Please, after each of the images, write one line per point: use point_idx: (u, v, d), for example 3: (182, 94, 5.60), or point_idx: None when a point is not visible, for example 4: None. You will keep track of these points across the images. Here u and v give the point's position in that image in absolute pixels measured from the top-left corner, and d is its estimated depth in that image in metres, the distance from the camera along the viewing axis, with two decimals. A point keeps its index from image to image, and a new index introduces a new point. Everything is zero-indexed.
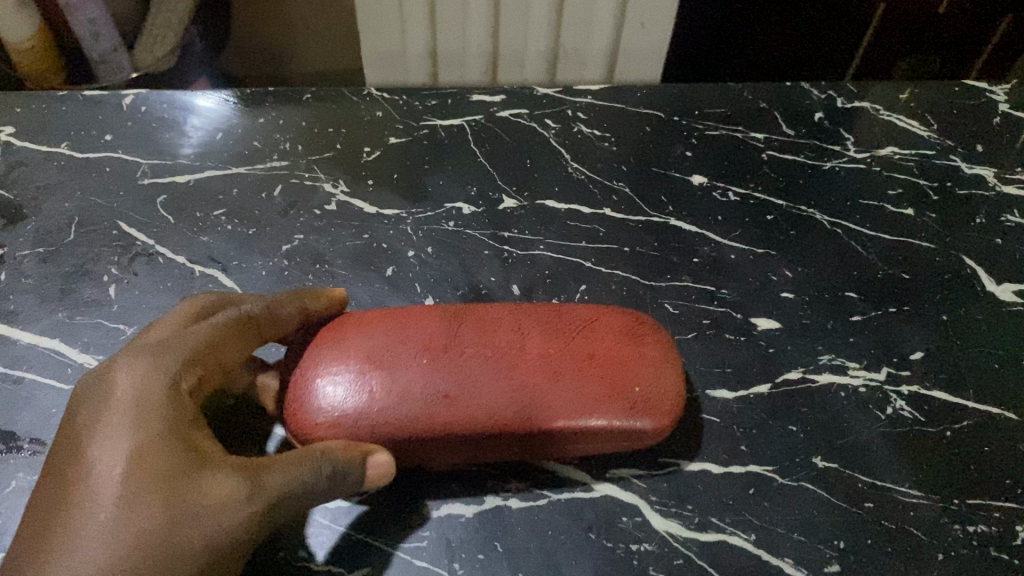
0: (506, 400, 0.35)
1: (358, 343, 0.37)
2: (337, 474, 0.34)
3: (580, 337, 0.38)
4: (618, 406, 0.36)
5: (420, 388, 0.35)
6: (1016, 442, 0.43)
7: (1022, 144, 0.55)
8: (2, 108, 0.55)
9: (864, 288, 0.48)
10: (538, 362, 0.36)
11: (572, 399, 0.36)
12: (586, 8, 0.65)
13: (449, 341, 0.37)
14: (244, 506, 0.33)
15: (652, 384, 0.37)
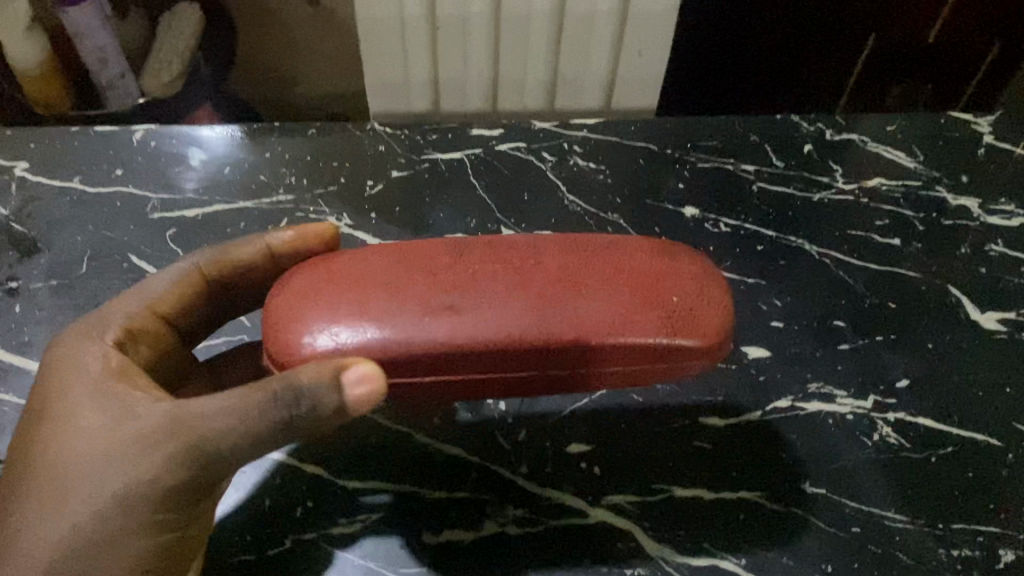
0: (520, 314, 0.33)
1: (354, 266, 0.35)
2: (277, 403, 0.33)
3: (603, 253, 0.35)
4: (649, 319, 0.33)
5: (439, 302, 0.33)
6: (999, 468, 0.44)
7: (1005, 175, 0.57)
8: (16, 144, 0.57)
9: (852, 317, 0.50)
10: (556, 276, 0.34)
11: (597, 313, 0.33)
12: (585, 36, 0.67)
13: (456, 261, 0.35)
14: (166, 444, 0.35)
15: (688, 294, 0.34)
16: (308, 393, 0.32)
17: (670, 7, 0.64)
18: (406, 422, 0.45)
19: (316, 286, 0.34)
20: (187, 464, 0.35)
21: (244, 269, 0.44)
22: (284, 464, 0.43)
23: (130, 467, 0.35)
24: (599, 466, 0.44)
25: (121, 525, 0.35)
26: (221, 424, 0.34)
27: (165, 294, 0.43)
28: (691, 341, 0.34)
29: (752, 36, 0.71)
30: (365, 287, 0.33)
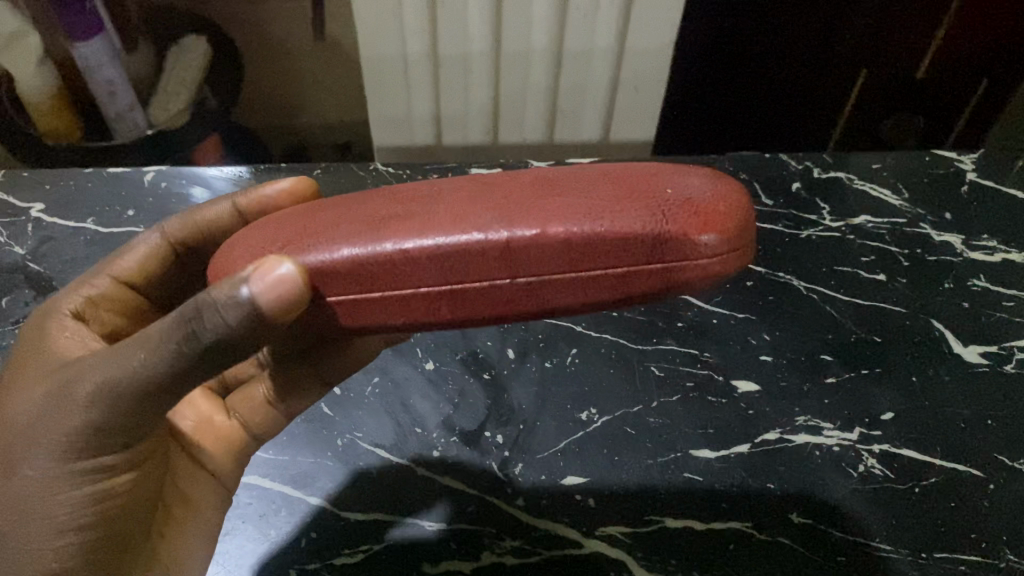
0: (478, 214, 0.28)
1: (320, 208, 0.32)
2: (180, 327, 0.32)
3: (602, 167, 0.30)
4: (638, 209, 0.27)
5: (388, 215, 0.29)
6: (980, 498, 0.46)
7: (986, 212, 0.60)
8: (33, 188, 0.60)
9: (839, 351, 0.52)
10: (534, 183, 0.29)
11: (567, 205, 0.27)
12: (583, 73, 0.69)
13: (429, 188, 0.31)
14: (80, 390, 0.35)
15: (689, 186, 0.28)
16: (212, 303, 0.31)
17: (665, 44, 0.66)
18: (407, 456, 0.47)
19: (276, 225, 0.32)
20: (100, 405, 0.35)
21: (205, 231, 0.47)
22: (290, 497, 0.45)
23: (53, 420, 0.36)
24: (593, 497, 0.45)
25: (52, 474, 0.36)
26: (126, 359, 0.34)
27: (133, 262, 0.47)
28: (690, 231, 0.26)
29: (746, 71, 0.73)
30: (315, 219, 0.31)
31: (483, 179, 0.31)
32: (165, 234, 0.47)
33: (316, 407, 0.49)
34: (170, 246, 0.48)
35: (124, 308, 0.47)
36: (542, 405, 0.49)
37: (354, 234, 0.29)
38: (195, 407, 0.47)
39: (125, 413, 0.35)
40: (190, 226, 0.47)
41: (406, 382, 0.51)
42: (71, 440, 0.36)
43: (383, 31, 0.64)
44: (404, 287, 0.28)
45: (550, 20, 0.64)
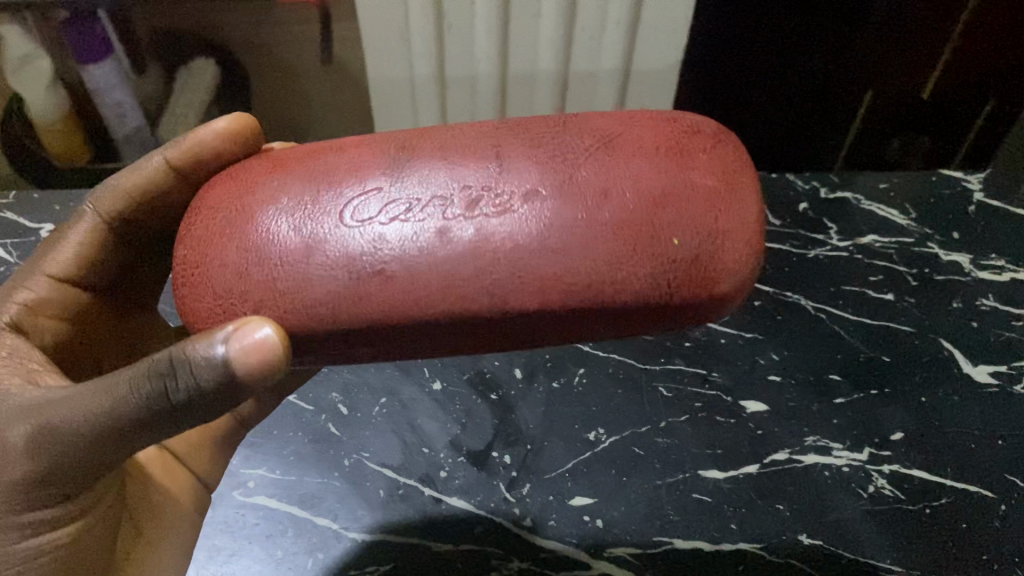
0: (493, 274, 0.28)
1: (262, 211, 0.30)
2: (156, 382, 0.31)
3: (588, 170, 0.30)
4: (655, 272, 0.28)
5: (372, 245, 0.28)
6: (991, 518, 0.46)
7: (994, 232, 0.60)
8: (43, 209, 0.60)
9: (847, 371, 0.51)
10: (526, 216, 0.29)
11: (571, 266, 0.28)
12: (590, 94, 0.69)
13: (396, 195, 0.30)
14: (20, 438, 0.32)
15: (699, 223, 0.29)
16: (187, 362, 0.30)
17: (670, 66, 0.66)
18: (415, 476, 0.47)
19: (216, 237, 0.30)
20: (46, 456, 0.32)
21: (138, 201, 0.42)
22: (297, 518, 0.45)
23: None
24: (601, 519, 0.45)
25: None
26: (82, 409, 0.32)
27: (71, 252, 0.41)
28: (693, 289, 0.29)
29: (752, 89, 0.73)
30: (268, 243, 0.29)
31: (459, 190, 0.29)
32: (98, 213, 0.42)
33: (323, 426, 0.49)
34: (108, 227, 0.42)
35: (67, 311, 0.41)
36: (550, 426, 0.49)
37: (332, 274, 0.28)
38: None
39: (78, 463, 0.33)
40: (121, 197, 0.41)
41: (413, 402, 0.50)
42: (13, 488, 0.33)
43: (390, 52, 0.64)
44: (419, 340, 0.30)
45: (557, 41, 0.64)
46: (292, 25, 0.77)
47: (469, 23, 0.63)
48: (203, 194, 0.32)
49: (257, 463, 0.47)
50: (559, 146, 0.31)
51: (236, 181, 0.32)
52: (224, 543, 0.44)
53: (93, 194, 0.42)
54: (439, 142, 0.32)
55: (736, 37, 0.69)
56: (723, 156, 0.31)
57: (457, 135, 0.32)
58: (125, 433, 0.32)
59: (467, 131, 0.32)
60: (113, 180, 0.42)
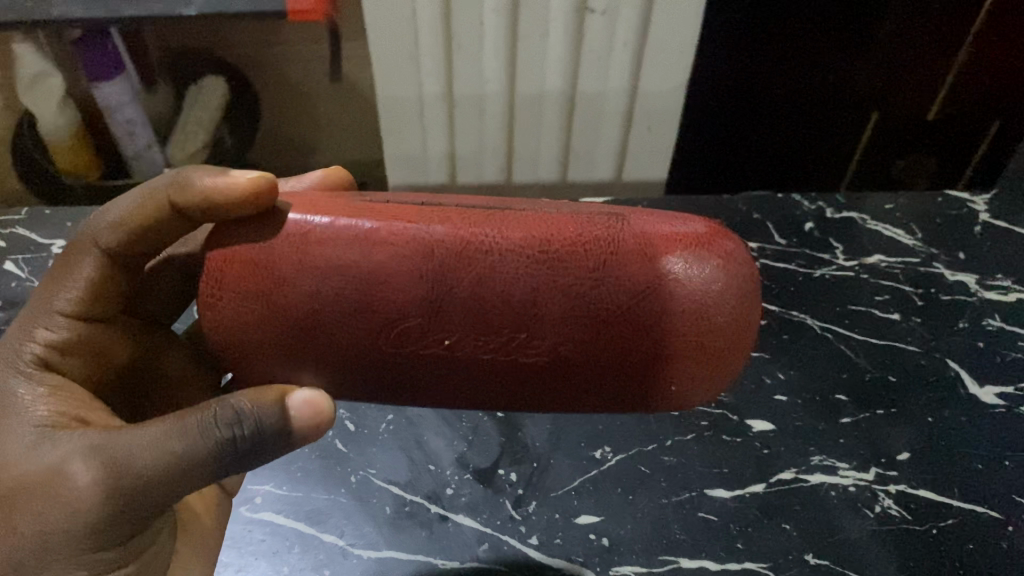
0: (490, 391, 0.33)
1: (307, 325, 0.31)
2: (219, 427, 0.33)
3: (613, 338, 0.31)
4: (628, 407, 0.34)
5: (400, 373, 0.32)
6: (1000, 540, 0.45)
7: (1001, 252, 0.60)
8: (55, 224, 0.61)
9: (854, 392, 0.51)
10: (545, 371, 0.31)
11: (563, 397, 0.33)
12: (597, 115, 0.69)
13: (431, 329, 0.31)
14: (91, 478, 0.32)
15: (685, 387, 0.32)
16: (253, 414, 0.33)
17: (677, 85, 0.66)
18: (421, 493, 0.47)
19: (254, 328, 0.31)
20: (116, 494, 0.32)
21: (138, 235, 0.39)
22: (304, 534, 0.45)
23: (52, 507, 0.32)
24: (607, 537, 0.45)
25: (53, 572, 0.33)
26: (147, 452, 0.32)
27: (83, 288, 0.39)
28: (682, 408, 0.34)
29: (755, 110, 0.73)
30: (315, 353, 0.32)
31: (495, 333, 0.31)
32: (99, 246, 0.39)
33: (330, 443, 0.49)
34: (112, 261, 0.40)
35: (89, 344, 0.40)
36: (556, 443, 0.49)
37: (369, 384, 0.33)
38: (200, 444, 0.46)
39: (128, 509, 0.33)
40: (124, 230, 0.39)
41: (420, 420, 0.51)
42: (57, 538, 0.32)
43: (399, 74, 0.65)
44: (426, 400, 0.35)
45: (564, 62, 0.65)
46: (302, 44, 0.78)
47: (477, 43, 0.63)
48: (221, 258, 0.31)
49: (265, 479, 0.48)
50: (604, 297, 0.30)
51: (253, 261, 0.31)
52: (230, 559, 0.44)
53: (93, 226, 0.40)
54: (480, 269, 0.30)
55: (741, 63, 0.69)
56: (738, 315, 0.32)
57: (497, 249, 0.31)
58: (181, 476, 0.33)
59: (507, 241, 0.31)
60: (112, 209, 0.39)
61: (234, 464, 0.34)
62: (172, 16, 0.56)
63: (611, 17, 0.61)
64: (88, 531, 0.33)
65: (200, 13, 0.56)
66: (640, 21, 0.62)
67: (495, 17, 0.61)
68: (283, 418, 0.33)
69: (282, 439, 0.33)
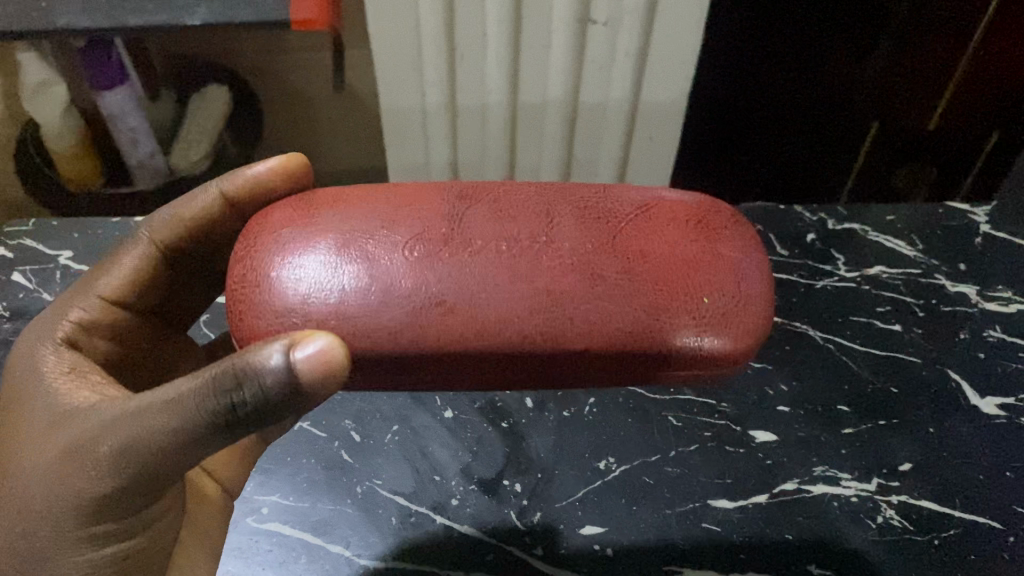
0: (527, 318, 0.32)
1: (335, 241, 0.33)
2: (216, 396, 0.33)
3: (629, 236, 0.35)
4: (672, 326, 0.33)
5: (427, 293, 0.32)
6: (1000, 551, 0.46)
7: (1001, 264, 0.60)
8: (61, 233, 0.61)
9: (855, 403, 0.52)
10: (572, 273, 0.33)
11: (599, 316, 0.32)
12: (599, 125, 0.70)
13: (458, 239, 0.34)
14: (100, 452, 0.35)
15: (717, 290, 0.34)
16: (254, 375, 0.31)
17: (679, 96, 0.67)
18: (426, 503, 0.47)
19: (284, 254, 0.33)
20: (122, 468, 0.35)
21: (192, 231, 0.45)
22: (310, 545, 0.46)
23: (71, 478, 0.36)
24: (611, 547, 0.46)
25: (69, 535, 0.36)
26: (149, 425, 0.34)
27: (122, 278, 0.44)
28: (711, 344, 0.33)
29: (755, 119, 0.74)
30: (341, 270, 0.32)
31: (517, 240, 0.34)
32: (153, 239, 0.45)
33: (336, 453, 0.49)
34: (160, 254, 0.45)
35: (113, 330, 0.44)
36: (559, 453, 0.50)
37: (397, 316, 0.32)
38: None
39: (143, 478, 0.35)
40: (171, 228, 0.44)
41: (424, 430, 0.51)
42: (79, 504, 0.36)
43: (403, 83, 0.65)
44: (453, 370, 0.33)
45: (566, 72, 0.65)
46: (304, 54, 0.78)
47: (480, 52, 0.63)
48: (260, 216, 0.36)
49: (271, 489, 0.48)
50: (609, 210, 0.36)
51: (295, 205, 0.36)
52: (236, 568, 0.45)
53: (147, 220, 0.45)
54: (497, 199, 0.36)
55: (742, 72, 0.70)
56: (741, 234, 0.36)
57: (510, 190, 0.37)
58: (190, 446, 0.34)
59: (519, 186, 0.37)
60: (166, 209, 0.45)
61: (248, 419, 0.33)
62: (176, 27, 0.56)
63: (613, 28, 0.62)
64: (107, 499, 0.36)
65: (204, 23, 0.56)
66: (642, 32, 0.62)
67: (498, 28, 0.62)
68: (288, 373, 0.31)
69: (295, 390, 0.32)
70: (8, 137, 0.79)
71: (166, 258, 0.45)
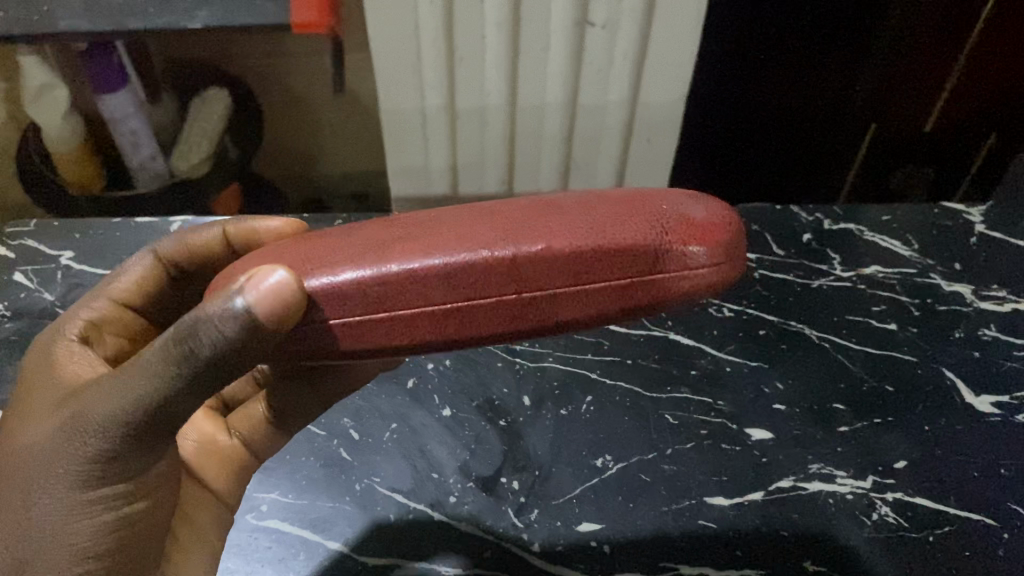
0: (479, 234, 0.29)
1: (310, 235, 0.33)
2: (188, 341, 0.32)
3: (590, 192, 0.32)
4: (636, 223, 0.29)
5: (382, 238, 0.30)
6: (994, 547, 0.46)
7: (997, 263, 0.60)
8: (63, 234, 0.61)
9: (852, 401, 0.52)
10: (530, 208, 0.30)
11: (556, 223, 0.29)
12: (597, 127, 0.70)
13: (420, 216, 0.32)
14: (96, 414, 0.35)
15: (683, 202, 0.30)
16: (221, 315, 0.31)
17: (677, 98, 0.67)
18: (425, 500, 0.48)
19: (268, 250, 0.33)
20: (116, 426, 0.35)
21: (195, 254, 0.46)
22: (309, 542, 0.46)
23: (71, 445, 0.35)
24: (608, 544, 0.46)
25: (72, 502, 0.36)
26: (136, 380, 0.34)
27: (128, 282, 0.45)
28: (685, 241, 0.28)
29: (752, 120, 0.74)
30: (313, 243, 0.31)
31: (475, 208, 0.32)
32: (158, 253, 0.46)
33: (335, 451, 0.50)
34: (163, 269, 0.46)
35: (121, 329, 0.45)
36: (557, 450, 0.50)
37: (355, 256, 0.29)
38: (200, 427, 0.48)
39: (135, 438, 0.35)
40: (180, 249, 0.46)
41: (423, 428, 0.51)
42: (72, 470, 0.36)
43: (402, 86, 0.66)
44: (404, 300, 0.28)
45: (565, 75, 0.66)
46: (304, 56, 0.79)
47: (479, 54, 0.64)
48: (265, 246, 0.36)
49: (271, 486, 0.48)
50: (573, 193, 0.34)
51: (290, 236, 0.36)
52: (236, 565, 0.45)
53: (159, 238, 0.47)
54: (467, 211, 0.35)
55: (738, 75, 0.70)
56: None
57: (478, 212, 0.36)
58: (173, 400, 0.34)
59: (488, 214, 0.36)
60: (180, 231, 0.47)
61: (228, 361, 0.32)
62: (176, 29, 0.57)
63: (611, 31, 0.62)
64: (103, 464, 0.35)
65: (204, 26, 0.57)
66: (640, 34, 0.62)
67: (496, 31, 0.62)
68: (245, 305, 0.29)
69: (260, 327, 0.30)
70: (10, 139, 0.80)
71: (174, 276, 0.47)
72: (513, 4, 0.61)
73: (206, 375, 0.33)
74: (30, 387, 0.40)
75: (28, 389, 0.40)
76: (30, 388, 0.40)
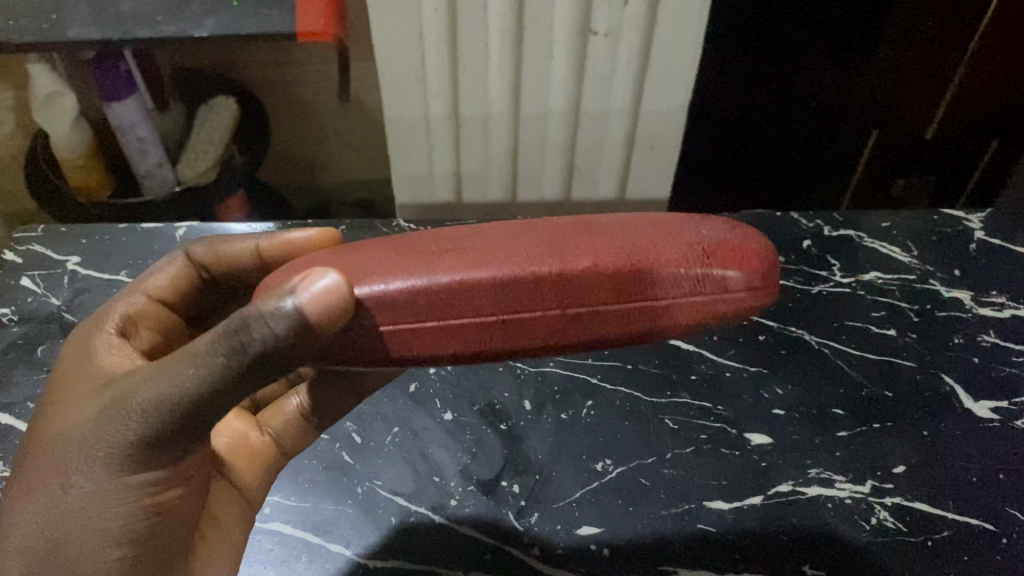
0: (530, 253, 0.31)
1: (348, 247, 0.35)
2: (229, 339, 0.33)
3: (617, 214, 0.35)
4: (676, 248, 0.32)
5: (439, 247, 0.32)
6: (991, 553, 0.47)
7: (996, 270, 0.61)
8: (71, 239, 0.62)
9: (850, 406, 0.52)
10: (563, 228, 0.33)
11: (605, 249, 0.31)
12: (599, 136, 0.71)
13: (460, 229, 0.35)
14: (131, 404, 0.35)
15: (715, 229, 0.33)
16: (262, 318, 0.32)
17: (680, 107, 0.68)
18: (426, 504, 0.48)
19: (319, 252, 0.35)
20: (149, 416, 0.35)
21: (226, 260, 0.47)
22: (311, 544, 0.47)
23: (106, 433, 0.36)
24: (607, 546, 0.47)
25: (109, 486, 0.36)
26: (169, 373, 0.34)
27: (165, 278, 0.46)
28: (723, 268, 0.31)
29: (755, 126, 0.74)
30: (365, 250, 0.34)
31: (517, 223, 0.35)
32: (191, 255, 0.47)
33: (337, 455, 0.50)
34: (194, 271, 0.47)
35: (157, 321, 0.46)
36: (557, 455, 0.50)
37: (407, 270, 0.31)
38: (227, 424, 0.47)
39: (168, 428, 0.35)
40: (215, 257, 0.47)
41: (425, 432, 0.51)
42: (110, 456, 0.36)
43: (407, 93, 0.66)
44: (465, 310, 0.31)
45: (567, 83, 0.66)
46: (309, 66, 0.79)
47: (484, 64, 0.64)
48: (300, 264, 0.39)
49: (274, 490, 0.49)
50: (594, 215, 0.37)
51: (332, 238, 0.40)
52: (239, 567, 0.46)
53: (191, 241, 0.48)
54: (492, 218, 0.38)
55: (741, 81, 0.71)
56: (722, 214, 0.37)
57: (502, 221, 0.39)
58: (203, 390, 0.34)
59: None
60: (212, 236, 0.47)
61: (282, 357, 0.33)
62: (184, 38, 0.57)
63: (614, 39, 0.62)
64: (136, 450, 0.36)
65: (212, 35, 0.57)
66: (643, 42, 0.63)
67: (500, 39, 0.63)
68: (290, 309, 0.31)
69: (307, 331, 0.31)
70: (19, 147, 0.80)
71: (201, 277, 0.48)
72: (516, 13, 0.61)
73: (249, 364, 0.33)
74: (59, 392, 0.41)
75: (59, 390, 0.41)
76: (59, 391, 0.41)
